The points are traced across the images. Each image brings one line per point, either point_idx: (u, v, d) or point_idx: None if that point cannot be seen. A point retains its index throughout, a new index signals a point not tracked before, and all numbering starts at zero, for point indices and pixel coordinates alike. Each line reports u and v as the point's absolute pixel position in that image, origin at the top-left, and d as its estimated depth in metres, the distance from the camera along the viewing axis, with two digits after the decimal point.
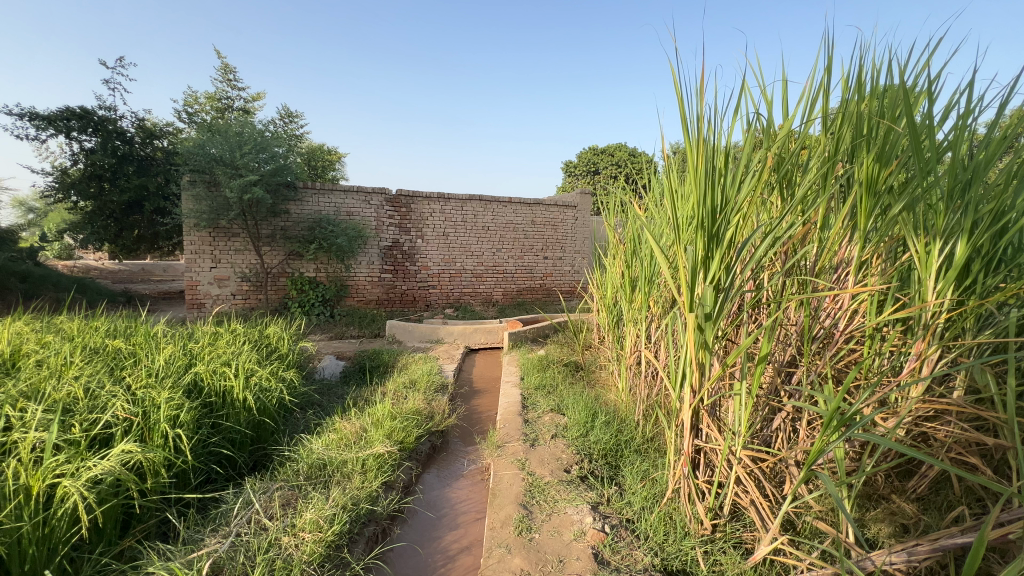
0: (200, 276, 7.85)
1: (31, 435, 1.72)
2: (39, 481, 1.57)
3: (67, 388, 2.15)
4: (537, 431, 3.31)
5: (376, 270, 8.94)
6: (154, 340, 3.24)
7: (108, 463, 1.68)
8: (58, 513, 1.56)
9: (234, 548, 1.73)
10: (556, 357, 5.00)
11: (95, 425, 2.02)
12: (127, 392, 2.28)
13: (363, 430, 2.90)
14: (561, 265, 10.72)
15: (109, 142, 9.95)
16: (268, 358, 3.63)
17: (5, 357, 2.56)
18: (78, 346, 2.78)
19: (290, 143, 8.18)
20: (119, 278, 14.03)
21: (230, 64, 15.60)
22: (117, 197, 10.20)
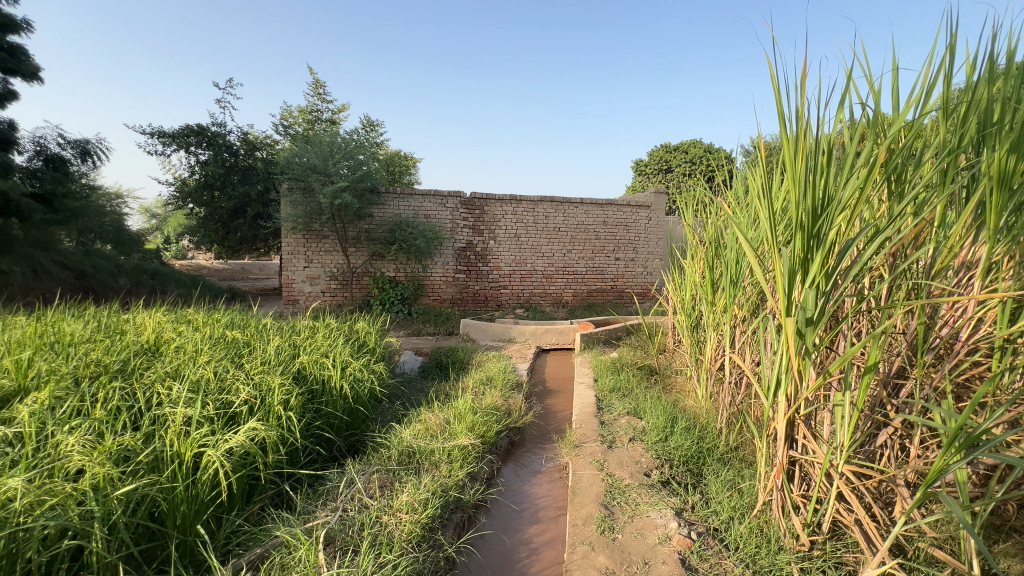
0: (295, 274, 8.60)
1: (180, 410, 2.02)
2: (188, 448, 1.85)
3: (202, 371, 2.48)
4: (614, 433, 3.29)
5: (451, 270, 9.29)
6: (264, 332, 3.63)
7: (240, 437, 1.94)
8: (202, 477, 1.81)
9: (342, 522, 1.91)
10: (630, 359, 4.92)
11: (225, 405, 2.32)
12: (246, 376, 2.59)
13: (447, 421, 3.06)
14: (633, 266, 10.47)
15: (219, 155, 11.19)
16: (359, 351, 3.93)
17: (152, 342, 2.99)
18: (206, 336, 3.19)
19: (373, 150, 8.70)
20: (225, 276, 15.69)
21: (320, 79, 16.93)
22: (225, 204, 11.43)
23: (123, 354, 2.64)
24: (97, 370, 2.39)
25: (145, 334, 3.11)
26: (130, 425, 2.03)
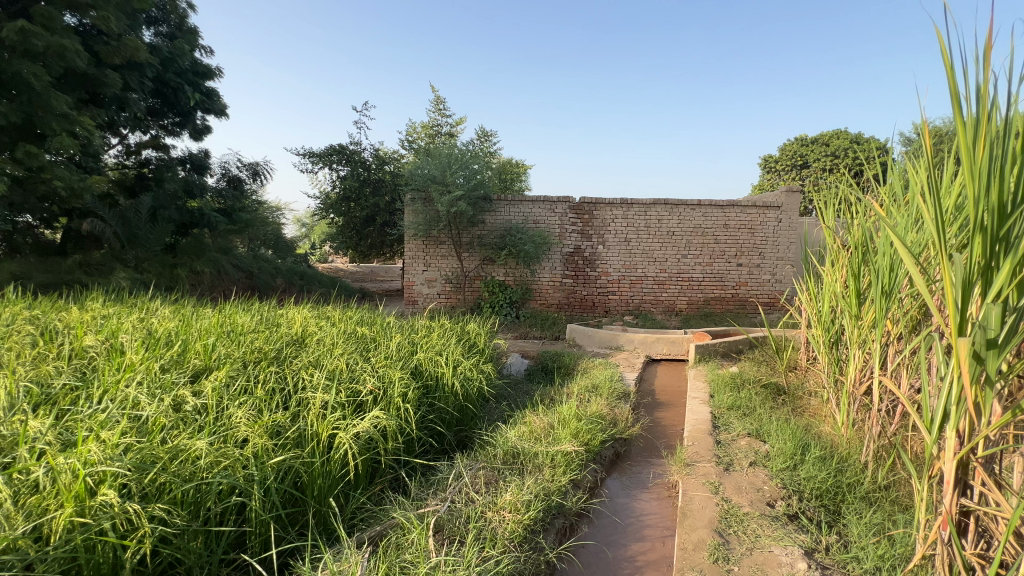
0: (415, 277, 9.35)
1: (319, 395, 2.31)
2: (325, 430, 2.11)
3: (337, 362, 2.81)
4: (732, 455, 3.02)
5: (558, 275, 9.34)
6: (387, 330, 3.99)
7: (366, 423, 2.16)
8: (335, 455, 2.05)
9: (450, 512, 2.02)
10: (753, 375, 4.48)
11: (354, 393, 2.60)
12: (372, 369, 2.88)
13: (551, 426, 3.07)
14: (759, 273, 9.52)
15: (356, 171, 12.63)
16: (469, 351, 4.13)
17: (299, 333, 3.47)
18: (341, 331, 3.61)
19: (486, 159, 9.11)
20: (358, 278, 17.58)
21: (441, 96, 18.24)
22: (360, 213, 12.83)
23: (278, 344, 3.10)
24: (259, 356, 2.85)
25: (295, 327, 3.62)
26: (282, 405, 2.38)
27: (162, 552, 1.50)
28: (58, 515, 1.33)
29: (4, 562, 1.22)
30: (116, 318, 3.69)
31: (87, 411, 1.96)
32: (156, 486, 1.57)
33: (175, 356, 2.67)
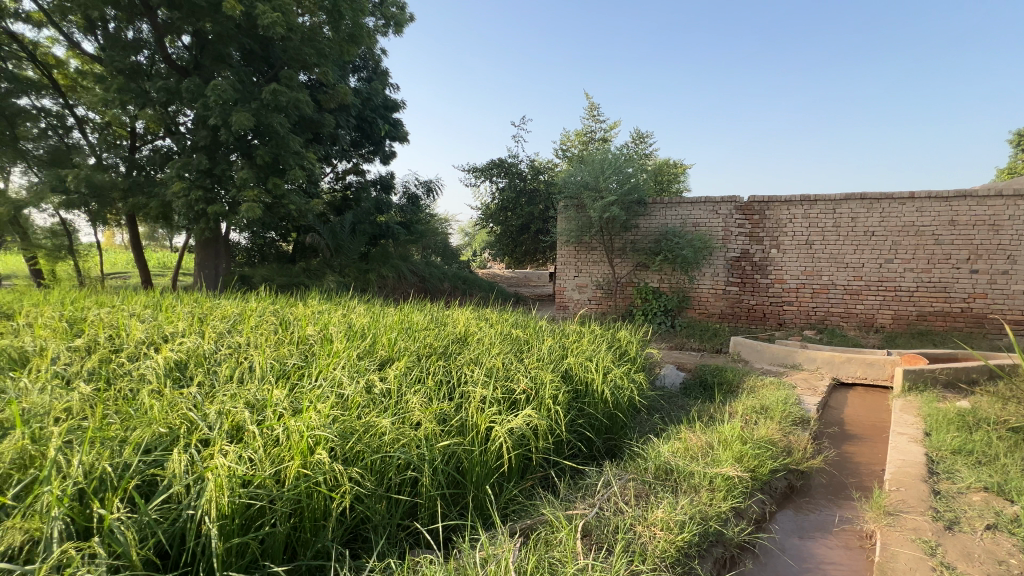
0: (566, 283, 9.57)
1: (479, 389, 2.52)
2: (483, 422, 2.29)
3: (494, 360, 3.04)
4: (958, 512, 2.39)
5: (721, 282, 8.56)
6: (540, 333, 4.15)
7: (519, 420, 2.28)
8: (491, 447, 2.21)
9: (598, 519, 2.01)
10: (994, 414, 3.47)
11: (509, 391, 2.77)
12: (525, 369, 3.03)
13: (709, 446, 2.83)
14: (1006, 282, 7.33)
15: (513, 182, 13.41)
16: (620, 358, 4.04)
17: (462, 332, 3.83)
18: (498, 331, 3.89)
19: (640, 162, 8.81)
20: (512, 283, 18.64)
21: (595, 102, 18.31)
22: (516, 222, 13.57)
23: (445, 341, 3.48)
24: (430, 350, 3.24)
25: (459, 326, 4.00)
26: (447, 396, 2.66)
27: (357, 508, 1.80)
28: (290, 465, 1.71)
29: (257, 495, 1.61)
30: (328, 314, 4.57)
31: (309, 386, 2.46)
32: (354, 452, 1.90)
33: (368, 347, 3.19)
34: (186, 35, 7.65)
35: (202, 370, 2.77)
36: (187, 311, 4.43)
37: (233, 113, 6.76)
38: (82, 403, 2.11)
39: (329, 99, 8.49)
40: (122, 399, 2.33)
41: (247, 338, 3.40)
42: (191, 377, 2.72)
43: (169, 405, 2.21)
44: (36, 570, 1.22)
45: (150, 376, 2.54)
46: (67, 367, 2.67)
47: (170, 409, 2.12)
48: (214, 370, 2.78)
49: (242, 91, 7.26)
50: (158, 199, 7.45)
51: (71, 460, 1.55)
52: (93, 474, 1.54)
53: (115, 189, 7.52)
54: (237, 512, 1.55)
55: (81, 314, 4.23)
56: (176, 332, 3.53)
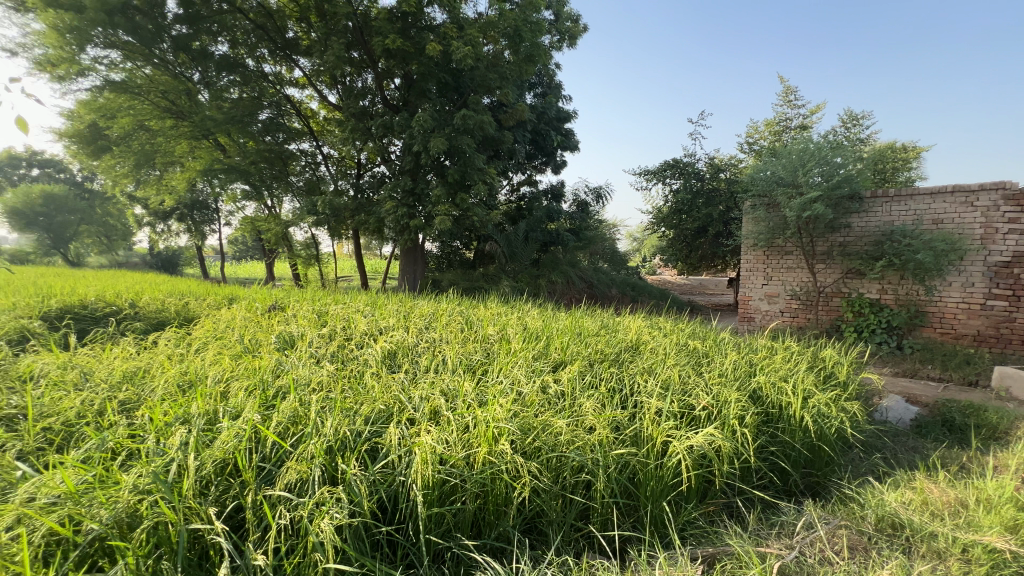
0: (753, 291, 8.69)
1: (655, 400, 2.44)
2: (659, 435, 2.19)
3: (669, 372, 2.89)
4: None
5: (978, 295, 6.61)
6: (722, 346, 3.80)
7: (700, 438, 2.11)
8: (667, 463, 2.10)
9: (799, 564, 1.75)
10: None
11: (687, 407, 2.60)
12: (705, 385, 2.81)
13: (960, 504, 2.21)
14: None
15: (688, 182, 12.54)
16: (825, 382, 3.43)
17: (634, 340, 3.73)
18: (674, 341, 3.69)
19: (854, 148, 7.37)
20: (686, 291, 17.45)
21: (792, 86, 16.00)
22: (691, 225, 12.67)
23: (617, 347, 3.45)
24: (601, 356, 3.25)
25: (631, 334, 3.91)
26: (620, 404, 2.63)
27: (533, 501, 1.90)
28: (478, 451, 1.90)
29: (452, 473, 1.83)
30: (505, 316, 4.94)
31: (492, 381, 2.71)
32: (533, 448, 2.02)
33: (542, 349, 3.37)
34: (398, 78, 9.16)
35: (408, 359, 3.28)
36: (395, 309, 5.28)
37: (431, 138, 7.83)
38: (330, 378, 2.70)
39: (508, 117, 9.21)
40: (354, 378, 2.90)
41: (441, 334, 3.89)
42: (401, 365, 3.24)
43: (386, 387, 2.67)
44: (304, 501, 1.59)
45: (372, 361, 3.10)
46: (319, 349, 3.43)
47: (387, 390, 2.56)
48: (418, 361, 3.26)
49: (439, 119, 8.35)
50: (375, 215, 9.05)
51: (325, 422, 1.99)
52: (337, 435, 1.95)
53: (347, 209, 9.40)
54: (436, 485, 1.78)
55: (326, 309, 5.39)
56: (388, 326, 4.24)
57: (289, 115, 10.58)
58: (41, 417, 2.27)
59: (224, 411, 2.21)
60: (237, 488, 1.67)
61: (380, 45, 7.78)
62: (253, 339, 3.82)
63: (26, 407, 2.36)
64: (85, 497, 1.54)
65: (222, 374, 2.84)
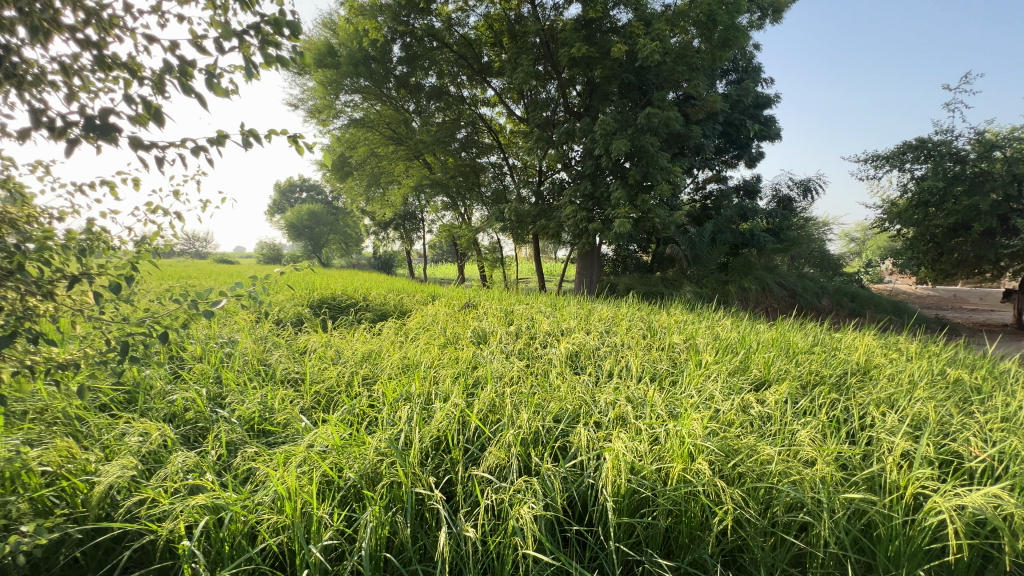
0: None
1: (900, 440, 1.96)
2: (909, 484, 1.75)
3: (919, 407, 2.31)
4: None
5: None
6: (1003, 381, 2.86)
7: (978, 497, 1.62)
8: (922, 522, 1.66)
9: None
10: None
11: (950, 455, 2.03)
12: (979, 430, 2.15)
13: None
14: None
15: (940, 166, 9.84)
16: None
17: (861, 362, 3.09)
18: (923, 369, 2.93)
19: None
20: (930, 304, 13.78)
21: None
22: (942, 220, 9.93)
23: (838, 370, 2.91)
24: (816, 379, 2.78)
25: (856, 355, 3.24)
26: (847, 438, 2.19)
27: (737, 532, 1.71)
28: (673, 466, 1.81)
29: (643, 484, 1.77)
30: (692, 325, 4.59)
31: (682, 395, 2.54)
32: (735, 473, 1.84)
33: (739, 365, 3.02)
34: (580, 85, 9.34)
35: (591, 362, 3.29)
36: (574, 312, 5.37)
37: (613, 141, 7.77)
38: (520, 373, 2.88)
39: (697, 110, 8.58)
40: (541, 375, 3.05)
41: (622, 339, 3.80)
42: (583, 367, 3.27)
43: (571, 387, 2.74)
44: (504, 486, 1.72)
45: (556, 360, 3.20)
46: (507, 345, 3.70)
47: (572, 390, 2.62)
48: (600, 364, 3.25)
49: (621, 120, 8.25)
50: (556, 220, 9.40)
51: (520, 416, 2.14)
52: (531, 429, 2.07)
53: (530, 215, 9.96)
54: (627, 494, 1.75)
55: (511, 308, 5.79)
56: (569, 328, 4.33)
57: (482, 132, 11.73)
58: (312, 382, 2.95)
59: (435, 394, 2.54)
60: (449, 463, 1.91)
61: (565, 56, 8.06)
62: (453, 333, 4.31)
63: (304, 373, 3.09)
64: (344, 450, 1.94)
65: (431, 361, 3.28)
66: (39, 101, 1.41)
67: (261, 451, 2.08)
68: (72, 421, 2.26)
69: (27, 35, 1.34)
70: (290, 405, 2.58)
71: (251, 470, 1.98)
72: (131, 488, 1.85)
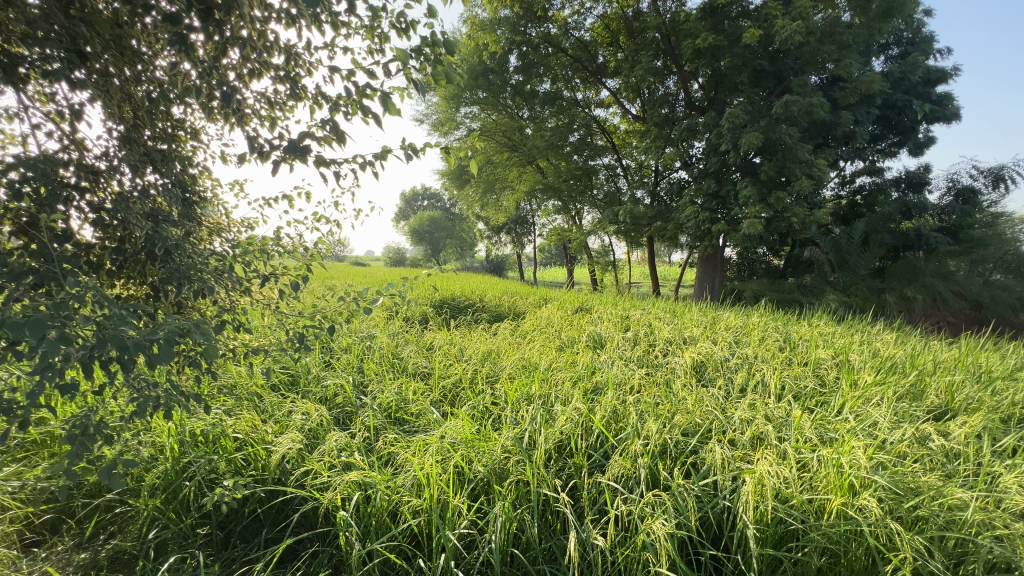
0: None
1: None
2: None
3: None
4: None
5: None
6: None
7: None
8: None
9: None
10: None
11: None
12: None
13: None
14: None
15: None
16: None
17: None
18: None
19: None
20: None
21: None
22: None
23: None
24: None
25: None
26: None
27: None
28: (832, 499, 1.60)
29: (793, 515, 1.59)
30: (841, 338, 4.04)
31: (835, 419, 2.23)
32: (914, 516, 1.57)
33: (910, 388, 2.57)
34: (704, 77, 8.79)
35: (720, 374, 3.05)
36: (697, 319, 5.04)
37: (743, 134, 7.17)
38: (642, 381, 2.77)
39: (847, 93, 7.55)
40: (665, 383, 2.90)
41: (755, 351, 3.46)
42: (711, 379, 3.04)
43: (698, 400, 2.56)
44: (633, 498, 1.67)
45: (680, 369, 3.02)
46: (626, 351, 3.58)
47: (701, 403, 2.45)
48: (731, 377, 2.99)
49: (753, 111, 7.57)
50: (674, 222, 8.91)
51: (647, 426, 2.06)
52: (659, 441, 1.98)
53: (646, 217, 9.59)
54: (773, 522, 1.59)
55: (626, 313, 5.62)
56: (692, 336, 4.07)
57: (595, 133, 11.61)
58: (440, 376, 3.16)
59: (556, 396, 2.56)
60: (573, 468, 1.90)
61: (689, 48, 7.62)
62: (568, 336, 4.32)
63: (432, 368, 3.32)
64: (474, 444, 2.04)
65: (549, 363, 3.30)
66: (248, 130, 1.70)
67: (399, 437, 2.28)
68: (254, 397, 2.70)
69: (244, 74, 1.67)
70: (421, 396, 2.78)
71: (392, 455, 2.17)
72: (298, 458, 2.16)
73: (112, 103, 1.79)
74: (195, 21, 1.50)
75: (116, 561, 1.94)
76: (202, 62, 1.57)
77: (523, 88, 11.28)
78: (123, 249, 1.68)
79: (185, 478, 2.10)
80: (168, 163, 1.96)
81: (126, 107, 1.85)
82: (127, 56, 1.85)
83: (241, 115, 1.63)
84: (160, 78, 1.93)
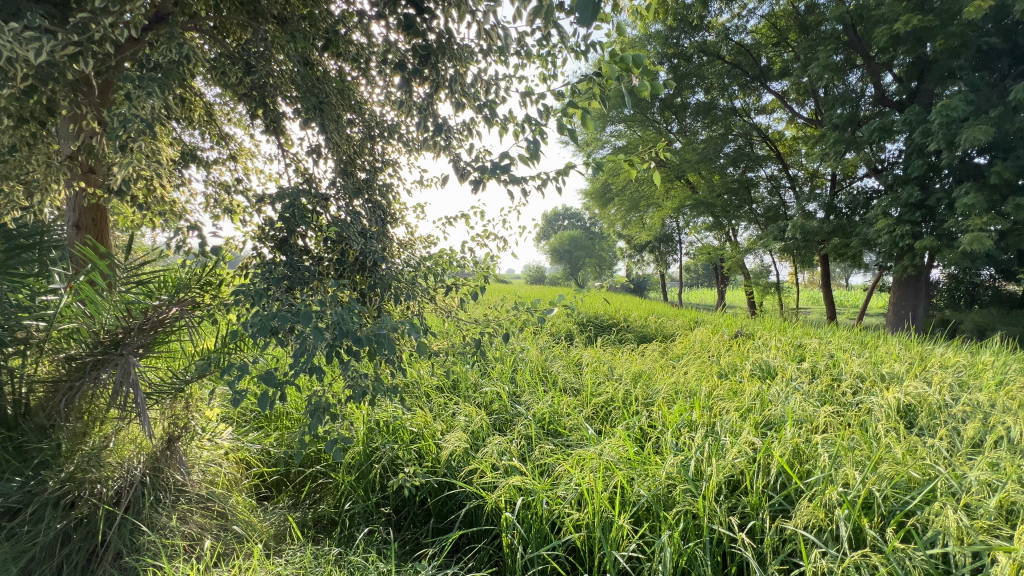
0: None
1: None
2: None
3: None
4: None
5: None
6: None
7: None
8: None
9: None
10: None
11: None
12: None
13: None
14: None
15: None
16: None
17: None
18: None
19: None
20: None
21: None
22: None
23: None
24: None
25: None
26: None
27: None
28: None
29: None
30: None
31: None
32: None
33: None
34: (902, 68, 7.51)
35: (942, 423, 2.44)
36: (898, 353, 4.17)
37: (963, 129, 5.85)
38: (830, 420, 2.36)
39: None
40: (860, 425, 2.45)
41: (992, 398, 2.72)
42: (927, 429, 2.46)
43: (910, 450, 2.09)
44: (835, 556, 1.44)
45: (881, 410, 2.50)
46: (803, 384, 3.10)
47: (916, 452, 2.02)
48: (957, 427, 2.40)
49: (977, 100, 6.20)
50: (861, 237, 7.59)
51: (845, 472, 1.77)
52: (865, 491, 1.68)
53: (820, 232, 8.33)
54: None
55: (799, 342, 4.90)
56: (894, 373, 3.37)
57: (756, 143, 10.59)
58: (591, 394, 3.13)
59: (722, 424, 2.35)
60: (749, 508, 1.72)
61: (884, 35, 6.48)
62: (729, 362, 3.93)
63: (583, 384, 3.31)
64: (635, 466, 1.98)
65: (709, 391, 3.02)
66: (452, 154, 2.07)
67: (556, 450, 2.31)
68: (424, 397, 3.02)
69: (449, 108, 1.98)
70: (575, 411, 2.79)
71: (549, 465, 2.21)
72: (464, 457, 2.33)
73: (340, 142, 2.19)
74: (419, 71, 1.88)
75: (319, 523, 2.32)
76: (418, 102, 1.97)
77: (673, 101, 10.89)
78: (344, 261, 2.00)
79: (374, 461, 2.44)
80: (377, 190, 2.30)
81: (349, 144, 2.24)
82: (353, 106, 2.37)
83: (449, 142, 2.01)
84: (372, 122, 2.41)
